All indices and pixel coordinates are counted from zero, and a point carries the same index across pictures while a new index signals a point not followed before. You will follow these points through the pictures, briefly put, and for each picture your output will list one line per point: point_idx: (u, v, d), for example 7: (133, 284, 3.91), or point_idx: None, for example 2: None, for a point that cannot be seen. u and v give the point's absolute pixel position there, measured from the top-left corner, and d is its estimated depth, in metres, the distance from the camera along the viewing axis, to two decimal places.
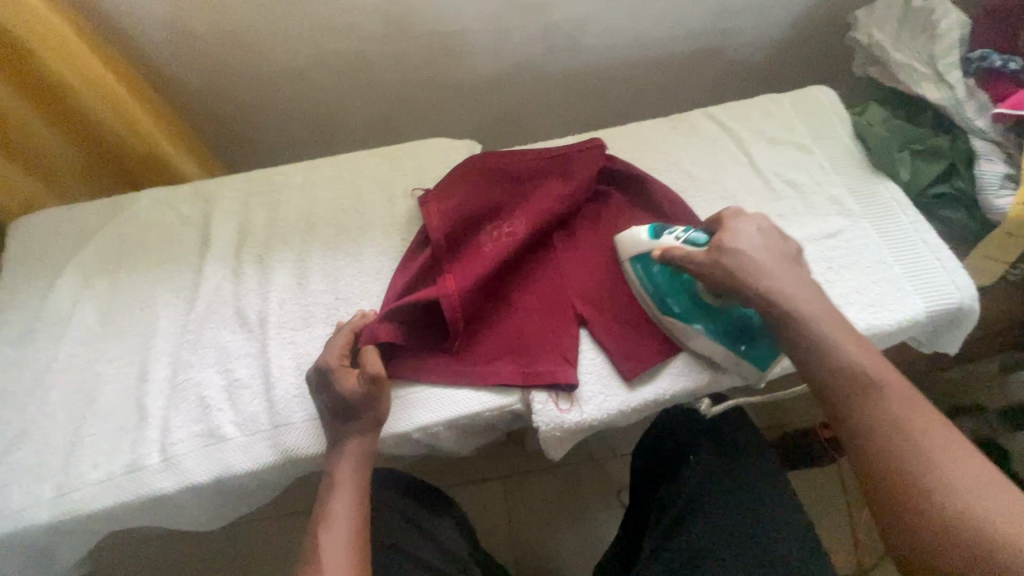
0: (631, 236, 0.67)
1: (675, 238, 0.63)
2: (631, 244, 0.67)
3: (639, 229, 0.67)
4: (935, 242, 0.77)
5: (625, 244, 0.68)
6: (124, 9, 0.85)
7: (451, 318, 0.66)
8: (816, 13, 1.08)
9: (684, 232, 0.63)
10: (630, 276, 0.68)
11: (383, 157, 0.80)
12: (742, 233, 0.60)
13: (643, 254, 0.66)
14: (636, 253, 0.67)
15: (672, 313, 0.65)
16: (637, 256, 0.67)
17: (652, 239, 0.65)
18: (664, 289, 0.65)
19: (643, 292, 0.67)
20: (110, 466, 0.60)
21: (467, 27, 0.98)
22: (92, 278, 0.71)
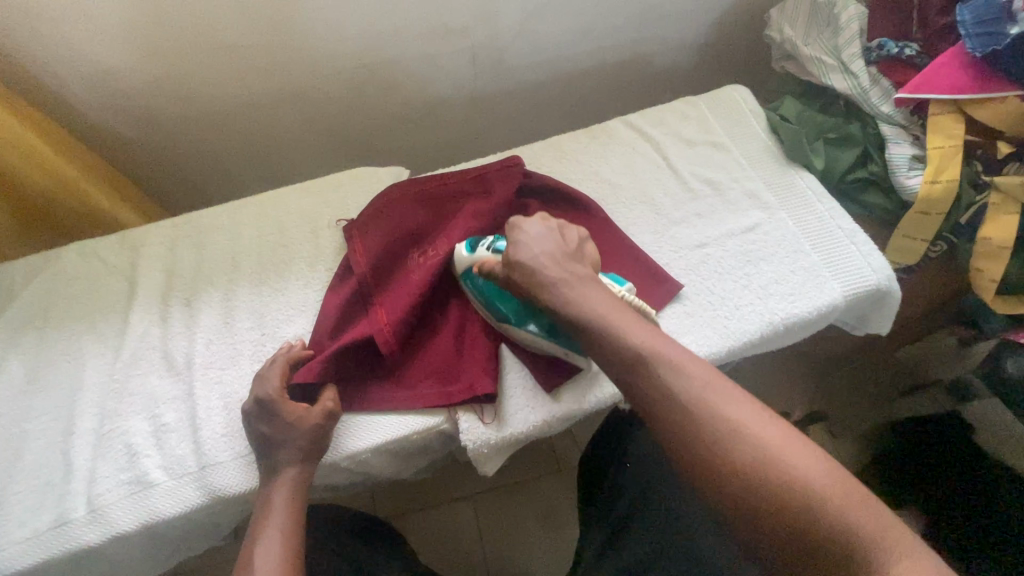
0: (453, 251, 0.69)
1: (486, 249, 0.67)
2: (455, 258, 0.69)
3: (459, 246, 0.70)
4: (850, 226, 0.78)
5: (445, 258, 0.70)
6: (48, 68, 0.87)
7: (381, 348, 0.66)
8: (732, 17, 1.12)
9: (493, 242, 0.67)
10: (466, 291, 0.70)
11: (310, 191, 0.82)
12: (526, 238, 0.61)
13: (463, 266, 0.68)
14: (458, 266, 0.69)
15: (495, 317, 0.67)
16: (463, 273, 0.69)
17: (466, 257, 0.67)
18: (494, 301, 0.66)
19: (474, 301, 0.69)
20: (36, 523, 0.60)
21: (394, 57, 1.01)
22: (19, 334, 0.71)
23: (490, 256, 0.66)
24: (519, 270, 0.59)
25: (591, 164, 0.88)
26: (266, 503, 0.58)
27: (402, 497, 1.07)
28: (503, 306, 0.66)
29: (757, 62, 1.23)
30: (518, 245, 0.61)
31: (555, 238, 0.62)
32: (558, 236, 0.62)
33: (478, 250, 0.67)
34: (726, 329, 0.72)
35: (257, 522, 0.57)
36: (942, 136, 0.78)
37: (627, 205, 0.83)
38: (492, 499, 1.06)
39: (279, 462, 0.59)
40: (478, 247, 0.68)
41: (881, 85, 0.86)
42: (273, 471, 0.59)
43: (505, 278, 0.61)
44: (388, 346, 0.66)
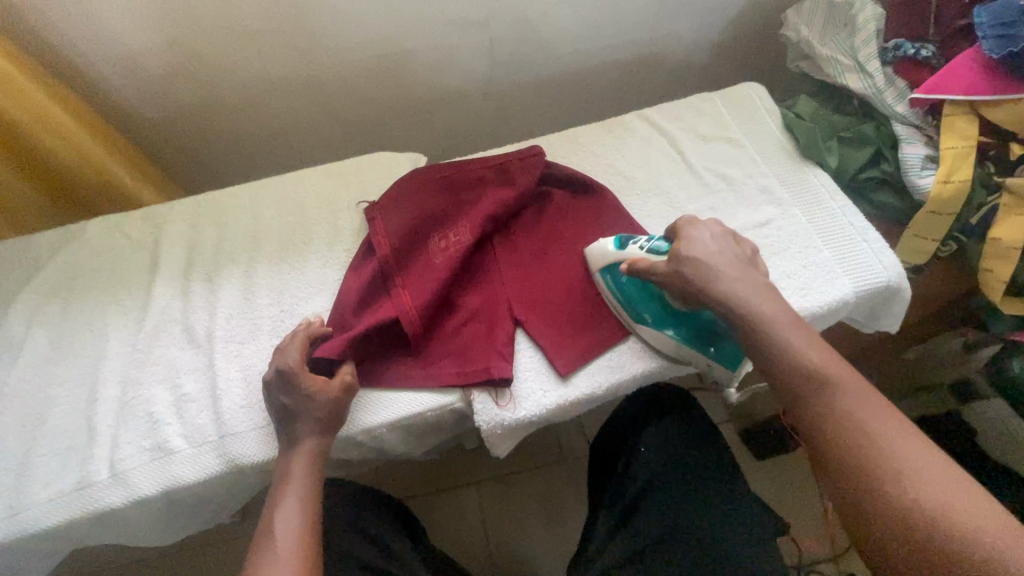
0: (599, 249, 0.71)
1: (640, 248, 0.68)
2: (599, 256, 0.71)
3: (605, 240, 0.71)
4: (862, 224, 0.79)
5: (596, 254, 0.71)
6: (76, 46, 0.88)
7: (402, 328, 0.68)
8: (748, 17, 1.14)
9: (647, 242, 0.68)
10: (602, 288, 0.72)
11: (330, 174, 0.84)
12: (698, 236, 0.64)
13: (612, 263, 0.70)
14: (603, 263, 0.70)
15: (641, 316, 0.68)
16: (604, 267, 0.70)
17: (625, 250, 0.68)
18: (632, 295, 0.68)
19: (615, 299, 0.70)
20: (60, 484, 0.61)
21: (414, 46, 1.02)
22: (44, 304, 0.73)
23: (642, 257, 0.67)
24: (693, 262, 0.61)
25: (607, 156, 0.89)
26: (285, 471, 0.59)
27: (408, 481, 1.09)
28: (641, 302, 0.68)
29: (771, 62, 1.24)
30: (690, 239, 0.64)
31: (721, 240, 0.65)
32: (731, 239, 0.65)
33: (642, 245, 0.68)
34: None
35: (276, 489, 0.58)
36: (957, 137, 0.79)
37: (641, 197, 0.85)
38: (498, 485, 1.08)
39: (299, 434, 0.61)
40: (629, 244, 0.69)
41: (896, 85, 0.87)
42: (292, 442, 0.61)
43: (666, 273, 0.63)
44: (408, 326, 0.68)
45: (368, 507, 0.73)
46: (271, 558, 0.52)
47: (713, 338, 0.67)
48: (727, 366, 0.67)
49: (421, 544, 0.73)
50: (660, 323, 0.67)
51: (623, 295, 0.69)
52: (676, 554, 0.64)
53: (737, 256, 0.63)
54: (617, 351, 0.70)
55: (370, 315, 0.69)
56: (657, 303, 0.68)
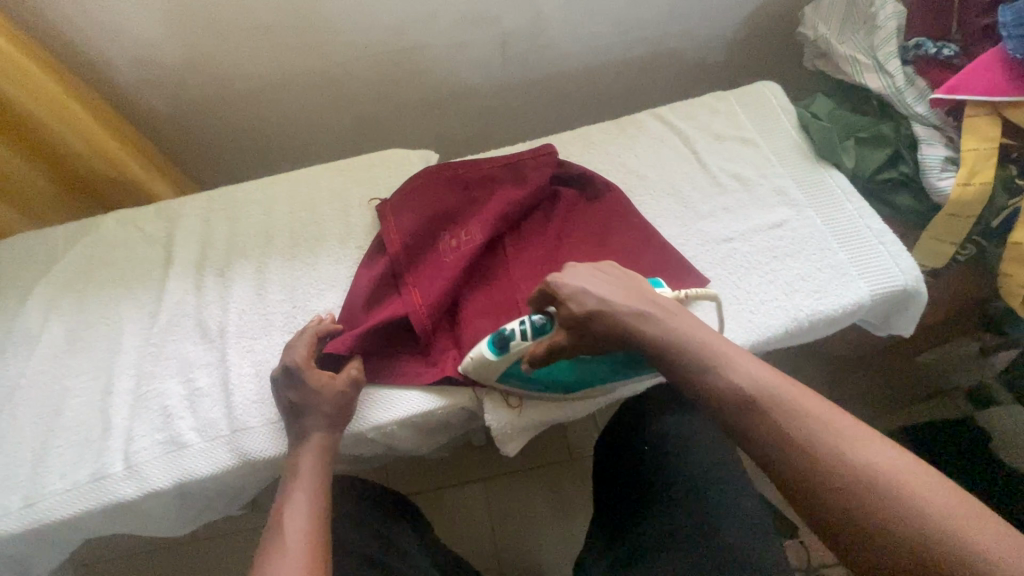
0: (477, 358, 0.63)
1: (523, 336, 0.61)
2: (483, 368, 0.63)
3: (480, 347, 0.62)
4: (878, 226, 0.78)
5: (478, 369, 0.63)
6: (93, 40, 0.89)
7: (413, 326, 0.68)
8: (765, 13, 1.12)
9: (523, 326, 0.61)
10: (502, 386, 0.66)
11: (342, 171, 0.84)
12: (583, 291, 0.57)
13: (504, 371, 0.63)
14: (496, 375, 0.64)
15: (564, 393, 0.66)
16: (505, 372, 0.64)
17: (508, 355, 0.61)
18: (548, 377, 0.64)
19: (531, 394, 0.66)
20: (75, 475, 0.62)
21: (426, 43, 1.02)
22: (60, 297, 0.74)
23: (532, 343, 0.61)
24: (595, 329, 0.56)
25: (620, 154, 0.88)
26: (295, 467, 0.60)
27: (415, 477, 1.09)
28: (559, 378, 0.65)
29: (787, 60, 1.23)
30: (576, 299, 0.56)
31: (598, 278, 0.59)
32: (603, 280, 0.59)
33: (516, 344, 0.61)
34: (751, 323, 0.72)
35: (286, 484, 0.59)
36: (978, 138, 0.77)
37: (653, 197, 0.84)
38: (505, 483, 1.08)
39: (308, 430, 0.61)
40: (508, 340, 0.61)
41: (917, 85, 0.85)
42: (303, 438, 0.61)
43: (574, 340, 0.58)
44: (418, 324, 0.68)
45: (375, 503, 0.73)
46: (278, 546, 0.52)
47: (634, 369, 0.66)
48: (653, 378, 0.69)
49: (428, 541, 0.73)
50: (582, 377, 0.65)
51: (538, 390, 0.66)
52: (681, 556, 0.64)
53: (622, 285, 0.59)
54: None
55: (379, 311, 0.70)
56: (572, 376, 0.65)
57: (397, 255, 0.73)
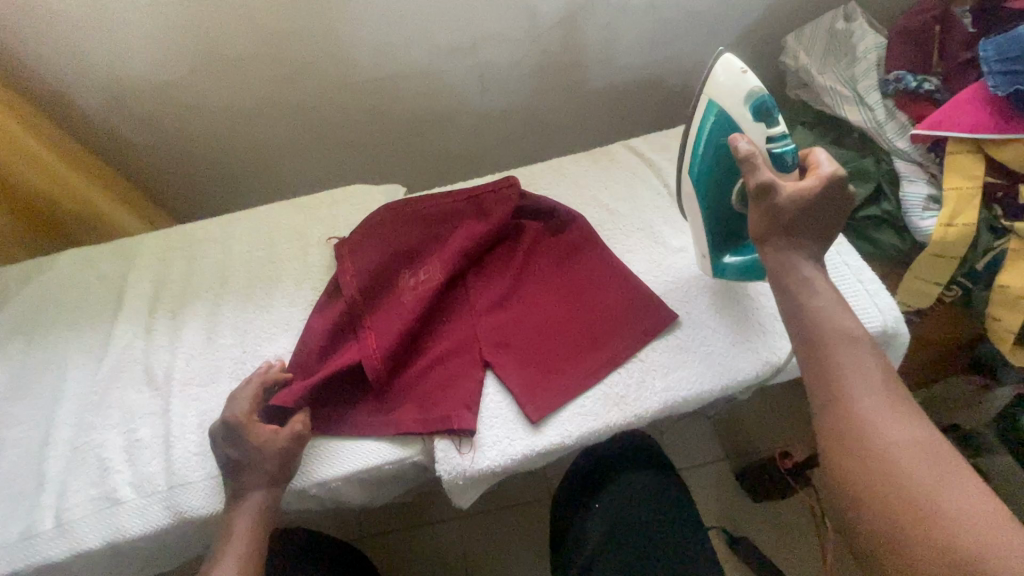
0: (739, 86, 0.59)
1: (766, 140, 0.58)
2: (727, 91, 0.60)
3: (749, 82, 0.59)
4: (857, 264, 0.75)
5: (725, 82, 0.61)
6: (59, 77, 0.89)
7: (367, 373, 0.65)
8: (747, 41, 1.10)
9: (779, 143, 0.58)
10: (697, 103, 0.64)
11: (303, 208, 0.82)
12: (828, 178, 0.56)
13: (726, 107, 0.61)
14: (718, 101, 0.61)
15: (695, 164, 0.64)
16: (715, 104, 0.62)
17: (752, 118, 0.59)
18: (707, 159, 0.64)
19: (694, 130, 0.64)
20: (3, 534, 0.59)
21: (399, 73, 1.01)
22: (9, 341, 0.72)
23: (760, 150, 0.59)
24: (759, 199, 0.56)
25: (590, 188, 0.85)
26: (229, 528, 0.56)
27: (386, 519, 1.05)
28: (708, 170, 0.64)
29: (773, 86, 1.20)
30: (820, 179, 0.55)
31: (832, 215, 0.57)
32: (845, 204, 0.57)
33: (768, 132, 0.58)
34: (721, 368, 0.68)
35: (217, 548, 0.55)
36: (961, 176, 0.74)
37: (624, 232, 0.80)
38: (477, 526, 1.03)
39: (246, 488, 0.57)
40: (762, 121, 0.59)
41: (897, 119, 0.83)
42: (238, 496, 0.57)
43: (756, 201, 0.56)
44: (372, 370, 0.65)
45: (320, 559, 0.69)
46: None
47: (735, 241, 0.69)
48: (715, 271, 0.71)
49: None
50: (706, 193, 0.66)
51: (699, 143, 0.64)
52: None
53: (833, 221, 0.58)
54: (590, 396, 0.66)
55: (334, 358, 0.67)
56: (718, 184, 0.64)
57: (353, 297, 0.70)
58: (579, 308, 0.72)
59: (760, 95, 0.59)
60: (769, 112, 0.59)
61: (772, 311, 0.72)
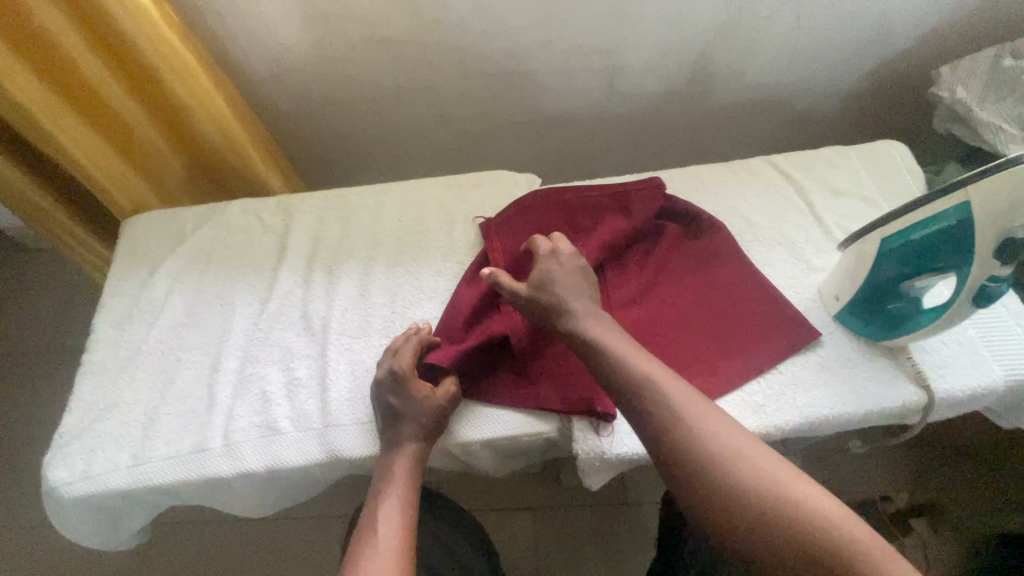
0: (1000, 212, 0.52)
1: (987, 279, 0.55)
2: (996, 207, 0.52)
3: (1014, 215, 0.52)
4: (1017, 306, 0.71)
5: (1002, 196, 0.52)
6: (237, 42, 0.97)
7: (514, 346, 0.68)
8: (891, 67, 1.07)
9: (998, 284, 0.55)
10: (943, 191, 0.56)
11: (449, 186, 0.86)
12: None
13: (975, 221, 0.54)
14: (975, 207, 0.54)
15: (893, 240, 0.61)
16: (963, 214, 0.55)
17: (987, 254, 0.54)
18: (915, 250, 0.59)
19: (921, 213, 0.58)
20: (179, 444, 0.66)
21: (537, 69, 1.04)
22: (184, 274, 0.79)
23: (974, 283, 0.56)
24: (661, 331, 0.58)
25: (729, 197, 0.85)
26: (387, 472, 0.60)
27: (468, 495, 1.08)
28: (905, 260, 0.61)
29: (907, 118, 1.16)
30: None
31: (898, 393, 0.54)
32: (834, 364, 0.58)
33: (998, 270, 0.54)
34: (866, 393, 0.67)
35: (375, 488, 0.59)
36: None
37: (764, 245, 0.80)
38: (558, 517, 1.05)
39: (402, 439, 0.61)
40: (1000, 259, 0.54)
41: None
42: (395, 445, 0.61)
43: None
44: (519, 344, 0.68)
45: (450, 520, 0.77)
46: (370, 563, 0.51)
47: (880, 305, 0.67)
48: (842, 312, 0.71)
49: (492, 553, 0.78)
50: (886, 271, 0.63)
51: (916, 227, 0.59)
52: None
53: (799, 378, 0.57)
54: (729, 400, 0.67)
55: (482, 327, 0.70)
56: (899, 268, 0.62)
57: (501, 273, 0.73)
58: (718, 313, 0.72)
59: (1016, 236, 0.52)
60: (1009, 256, 0.53)
61: (923, 345, 0.69)
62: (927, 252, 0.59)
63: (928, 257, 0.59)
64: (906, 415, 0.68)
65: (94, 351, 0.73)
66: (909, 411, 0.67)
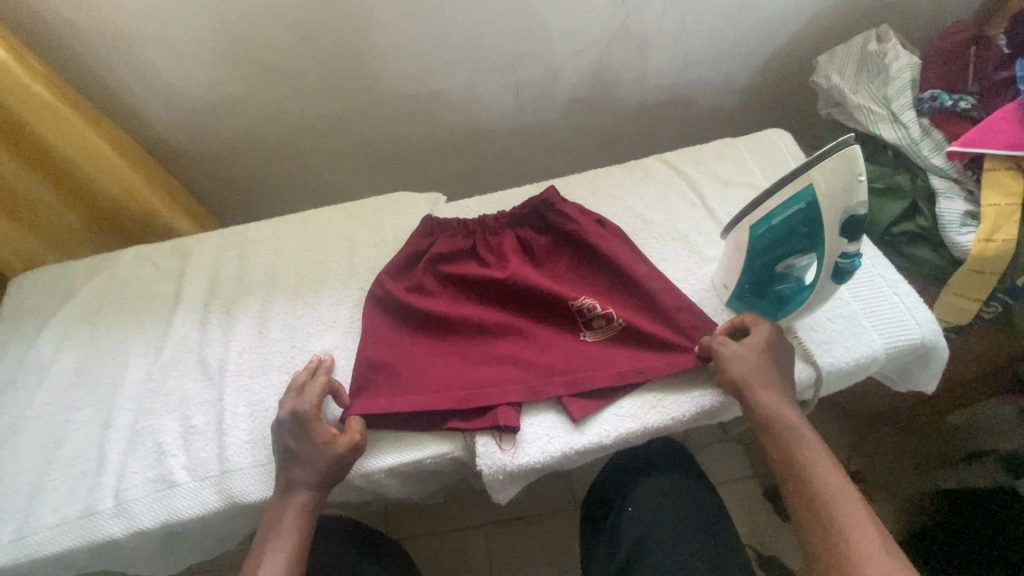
0: (836, 193, 0.55)
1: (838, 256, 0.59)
2: (835, 187, 0.55)
3: (848, 194, 0.55)
4: (892, 277, 0.75)
5: (838, 177, 0.55)
6: (125, 87, 0.95)
7: (414, 376, 0.68)
8: (777, 60, 1.12)
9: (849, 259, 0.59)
10: (791, 176, 0.59)
11: (349, 213, 0.86)
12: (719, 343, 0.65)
13: (819, 202, 0.57)
14: (817, 189, 0.57)
15: (760, 226, 0.64)
16: (808, 196, 0.57)
17: (835, 233, 0.57)
18: (779, 233, 0.62)
19: (777, 198, 0.61)
20: (67, 510, 0.62)
21: (439, 88, 1.05)
22: (72, 330, 0.76)
23: (835, 260, 0.59)
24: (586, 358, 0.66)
25: (625, 198, 0.87)
26: (279, 518, 0.58)
27: (412, 518, 1.07)
28: (774, 243, 0.63)
29: (801, 105, 1.22)
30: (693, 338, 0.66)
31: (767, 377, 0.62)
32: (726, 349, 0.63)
33: (846, 247, 0.58)
34: None
35: (265, 536, 0.58)
36: (1000, 194, 0.75)
37: (659, 241, 0.82)
38: (499, 530, 1.04)
39: (300, 478, 0.60)
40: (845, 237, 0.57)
41: (934, 136, 0.84)
42: (287, 490, 0.59)
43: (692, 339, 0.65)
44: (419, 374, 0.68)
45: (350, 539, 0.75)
46: None
47: (769, 289, 0.69)
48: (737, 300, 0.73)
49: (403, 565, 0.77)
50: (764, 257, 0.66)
51: (777, 212, 0.61)
52: None
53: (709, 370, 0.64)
54: (630, 400, 0.67)
55: (382, 352, 0.69)
56: (771, 253, 0.65)
57: (401, 303, 0.73)
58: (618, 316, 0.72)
59: (856, 213, 0.55)
60: (852, 233, 0.57)
61: (810, 322, 0.72)
62: (789, 233, 0.61)
63: (791, 239, 0.62)
64: (797, 392, 0.70)
65: None
66: (801, 388, 0.69)
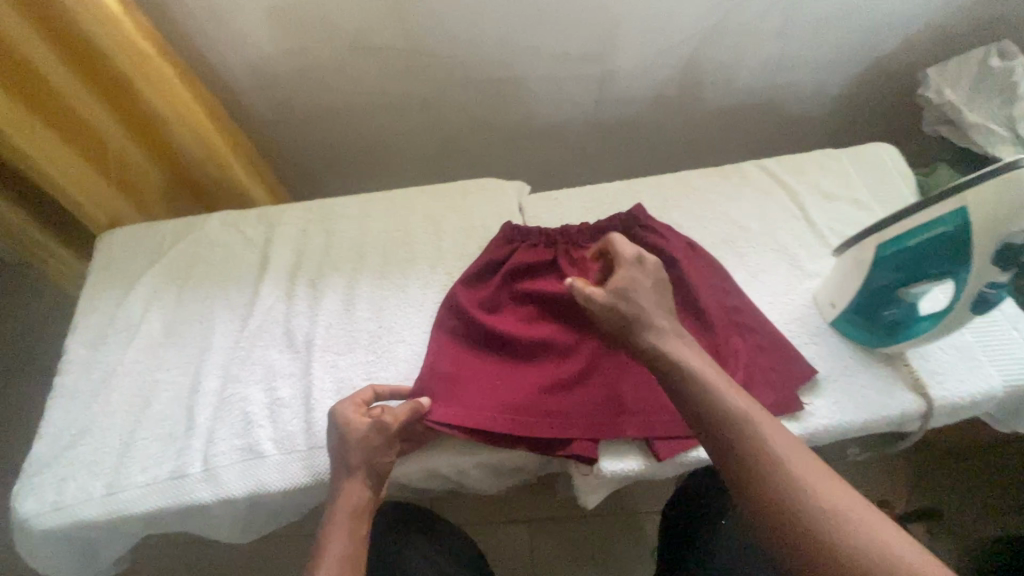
0: (997, 219, 0.52)
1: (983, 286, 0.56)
2: (994, 212, 0.52)
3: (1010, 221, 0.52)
4: (1012, 311, 0.70)
5: (998, 202, 0.52)
6: (216, 51, 0.94)
7: (489, 394, 0.64)
8: (878, 70, 1.07)
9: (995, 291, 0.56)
10: (942, 197, 0.55)
11: (436, 195, 0.84)
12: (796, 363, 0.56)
13: (972, 227, 0.53)
14: (973, 213, 0.53)
15: (889, 247, 0.60)
16: (961, 220, 0.54)
17: (986, 260, 0.54)
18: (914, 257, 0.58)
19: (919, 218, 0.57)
20: (156, 471, 0.63)
21: (525, 74, 1.02)
22: (161, 290, 0.77)
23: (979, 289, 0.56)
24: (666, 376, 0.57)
25: (720, 203, 0.84)
26: (365, 506, 0.56)
27: (461, 507, 1.06)
28: (905, 266, 0.59)
29: (895, 120, 1.17)
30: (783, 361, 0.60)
31: None
32: None
33: (995, 277, 0.55)
34: (864, 401, 0.66)
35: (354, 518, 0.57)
36: None
37: (757, 251, 0.79)
38: (548, 528, 1.03)
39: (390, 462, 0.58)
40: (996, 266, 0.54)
41: None
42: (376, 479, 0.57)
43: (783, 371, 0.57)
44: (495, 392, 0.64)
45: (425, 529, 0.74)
46: None
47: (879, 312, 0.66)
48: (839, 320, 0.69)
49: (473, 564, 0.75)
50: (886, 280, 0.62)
51: (912, 234, 0.57)
52: None
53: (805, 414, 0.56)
54: None
55: (452, 361, 0.66)
56: (897, 276, 0.61)
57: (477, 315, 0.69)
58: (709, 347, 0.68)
59: (1013, 241, 0.52)
60: (1006, 262, 0.54)
61: (920, 351, 0.69)
62: (927, 258, 0.57)
63: (926, 263, 0.58)
64: (902, 424, 0.66)
65: (67, 374, 0.70)
66: (907, 421, 0.66)
